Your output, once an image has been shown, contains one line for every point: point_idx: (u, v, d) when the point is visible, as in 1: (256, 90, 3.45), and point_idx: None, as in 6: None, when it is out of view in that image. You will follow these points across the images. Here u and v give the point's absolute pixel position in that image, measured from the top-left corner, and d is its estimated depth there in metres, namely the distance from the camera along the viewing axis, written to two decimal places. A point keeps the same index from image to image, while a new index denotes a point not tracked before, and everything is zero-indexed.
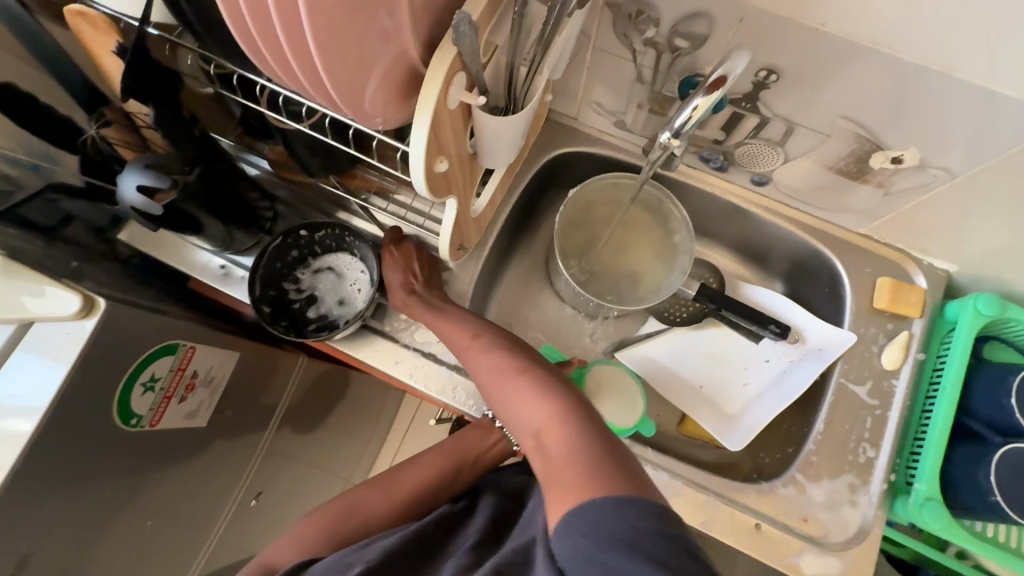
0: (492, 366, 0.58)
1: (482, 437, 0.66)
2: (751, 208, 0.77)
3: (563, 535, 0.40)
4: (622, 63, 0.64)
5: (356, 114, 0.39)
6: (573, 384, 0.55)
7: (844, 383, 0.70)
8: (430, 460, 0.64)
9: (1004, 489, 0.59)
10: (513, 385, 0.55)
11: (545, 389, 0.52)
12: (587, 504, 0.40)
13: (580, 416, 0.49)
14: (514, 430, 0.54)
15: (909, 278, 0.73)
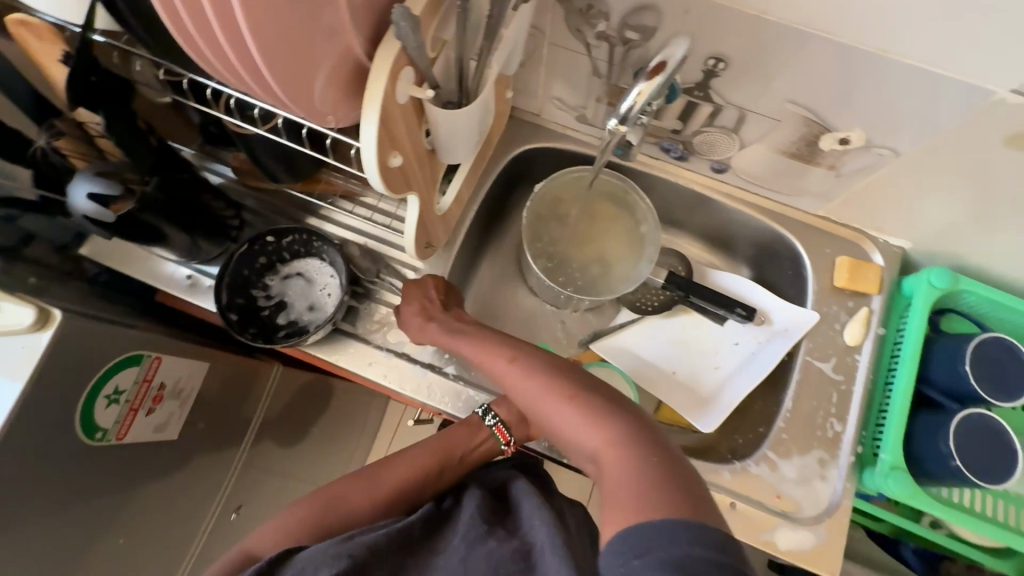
0: (536, 391, 0.56)
1: (471, 437, 0.66)
2: (714, 196, 0.79)
3: (613, 560, 0.39)
4: (577, 58, 0.65)
5: (302, 109, 0.39)
6: (628, 402, 0.53)
7: (809, 361, 0.72)
8: (415, 457, 0.63)
9: (963, 453, 0.61)
10: (563, 410, 0.53)
11: (601, 413, 0.51)
12: (640, 525, 0.39)
13: (639, 442, 0.48)
14: (575, 457, 0.53)
15: (866, 256, 0.75)
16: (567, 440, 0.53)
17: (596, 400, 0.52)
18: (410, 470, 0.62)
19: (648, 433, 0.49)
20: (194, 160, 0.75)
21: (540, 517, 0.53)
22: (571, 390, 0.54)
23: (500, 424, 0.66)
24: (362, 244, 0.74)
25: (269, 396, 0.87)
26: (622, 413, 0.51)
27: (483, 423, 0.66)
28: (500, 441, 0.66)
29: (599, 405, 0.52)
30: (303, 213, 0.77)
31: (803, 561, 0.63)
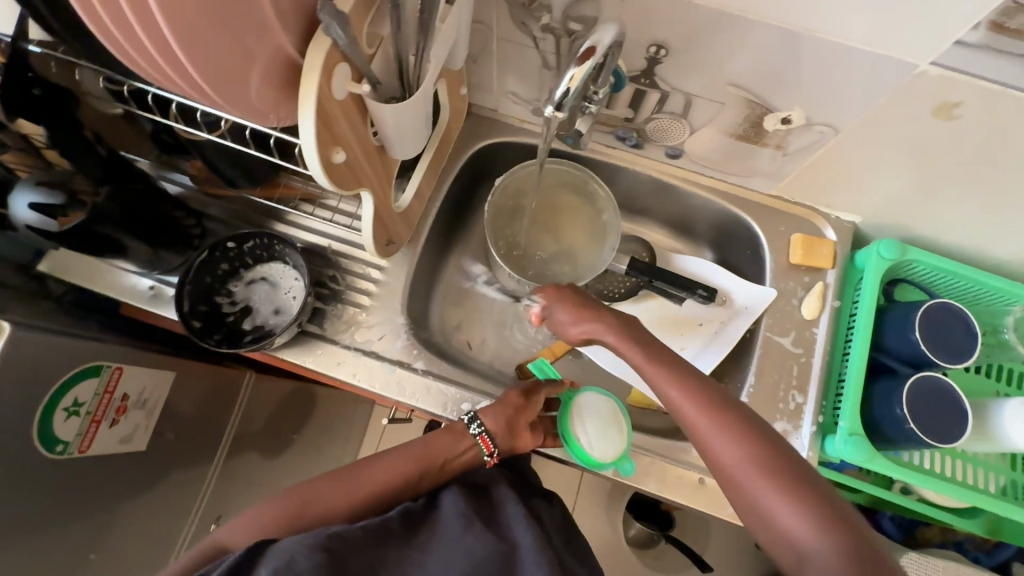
0: (740, 458, 0.51)
1: (457, 444, 0.64)
2: (672, 181, 0.81)
3: None
4: (526, 52, 0.66)
5: (232, 105, 0.39)
6: (818, 479, 0.50)
7: (770, 337, 0.74)
8: (398, 459, 0.61)
9: (915, 416, 0.64)
10: (767, 490, 0.49)
11: (802, 491, 0.49)
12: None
13: (848, 540, 0.46)
14: (754, 526, 0.51)
15: (820, 233, 0.78)
16: (747, 508, 0.51)
17: (796, 466, 0.51)
18: (392, 472, 0.60)
19: (840, 511, 0.48)
20: (150, 169, 0.75)
21: (523, 529, 0.56)
22: (781, 461, 0.51)
23: (485, 433, 0.64)
24: (325, 246, 0.74)
25: (244, 405, 0.87)
26: (820, 484, 0.50)
27: (469, 430, 0.64)
28: (484, 452, 0.64)
29: (793, 477, 0.50)
30: (265, 218, 0.76)
31: None
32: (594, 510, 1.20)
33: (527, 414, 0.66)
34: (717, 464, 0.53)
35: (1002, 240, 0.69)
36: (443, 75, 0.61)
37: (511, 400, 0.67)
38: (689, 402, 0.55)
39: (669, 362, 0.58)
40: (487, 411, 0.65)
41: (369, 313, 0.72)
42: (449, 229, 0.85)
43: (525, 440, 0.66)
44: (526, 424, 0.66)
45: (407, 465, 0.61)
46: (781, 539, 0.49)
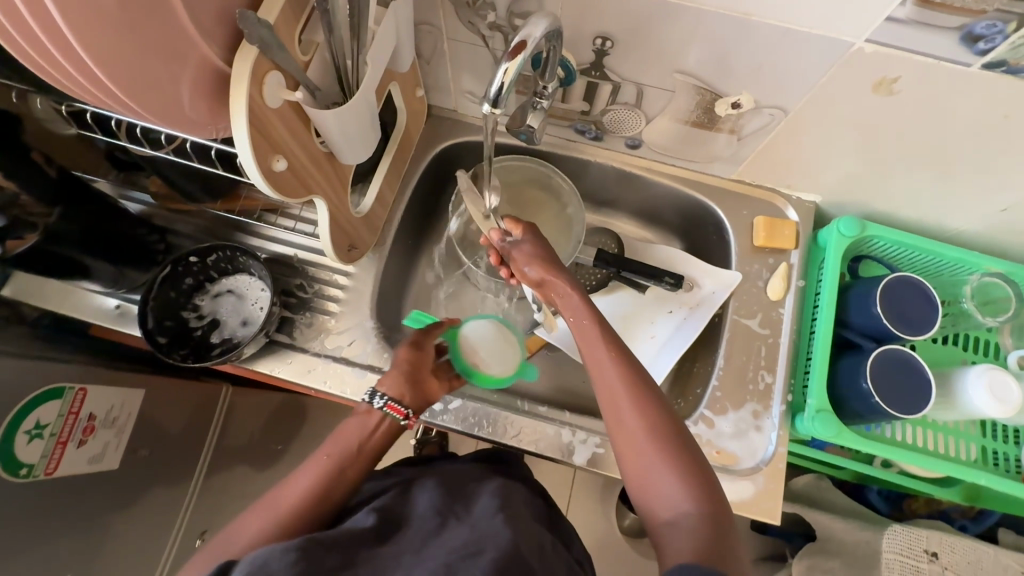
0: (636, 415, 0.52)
1: (364, 426, 0.58)
2: (635, 171, 0.81)
3: None
4: (477, 50, 0.67)
5: (161, 117, 0.40)
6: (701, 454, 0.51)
7: (737, 320, 0.75)
8: (315, 459, 0.55)
9: (879, 389, 0.65)
10: (654, 448, 0.50)
11: (689, 466, 0.49)
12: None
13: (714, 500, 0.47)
14: (632, 481, 0.51)
15: (783, 215, 0.79)
16: (631, 468, 0.51)
17: (689, 443, 0.51)
18: (315, 470, 0.54)
19: (715, 494, 0.48)
20: (111, 190, 0.75)
21: (495, 519, 0.53)
22: (676, 436, 0.51)
23: (391, 400, 0.60)
24: (291, 256, 0.74)
25: (223, 419, 0.87)
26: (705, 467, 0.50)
27: (371, 408, 0.59)
28: (399, 418, 0.59)
29: (682, 453, 0.50)
30: (231, 231, 0.76)
31: (744, 509, 0.66)
32: (588, 504, 1.20)
33: (428, 363, 0.65)
34: (616, 425, 0.53)
35: (957, 210, 0.70)
36: (393, 78, 0.62)
37: (407, 358, 0.64)
38: (613, 366, 0.55)
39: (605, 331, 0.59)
40: (387, 381, 0.61)
41: (338, 320, 0.72)
42: (418, 232, 0.86)
43: (434, 389, 0.64)
44: (431, 371, 0.65)
45: (324, 458, 0.56)
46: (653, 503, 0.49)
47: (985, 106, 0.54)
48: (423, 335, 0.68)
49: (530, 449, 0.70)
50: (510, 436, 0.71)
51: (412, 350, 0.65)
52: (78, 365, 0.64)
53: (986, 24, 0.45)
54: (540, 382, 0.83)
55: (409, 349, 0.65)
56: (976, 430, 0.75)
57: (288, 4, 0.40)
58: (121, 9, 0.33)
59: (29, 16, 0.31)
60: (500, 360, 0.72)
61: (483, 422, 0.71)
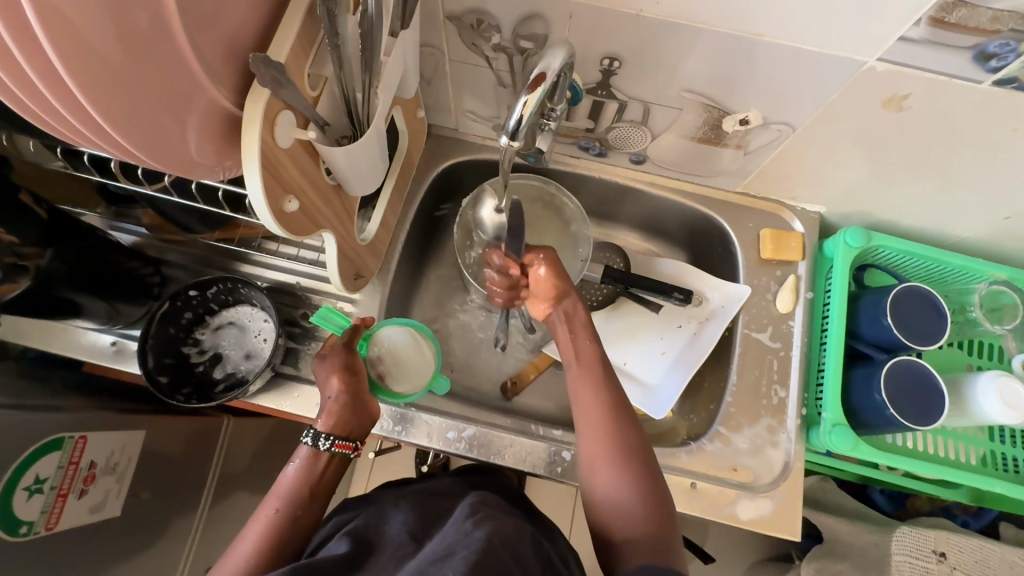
0: (593, 406, 0.55)
1: (311, 472, 0.55)
2: (638, 186, 0.81)
3: None
4: (480, 71, 0.65)
5: (159, 162, 0.37)
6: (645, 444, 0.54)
7: (748, 334, 0.75)
8: (261, 514, 0.52)
9: (895, 402, 0.65)
10: (605, 442, 0.53)
11: (651, 491, 0.51)
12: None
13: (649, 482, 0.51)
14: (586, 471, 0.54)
15: (788, 226, 0.79)
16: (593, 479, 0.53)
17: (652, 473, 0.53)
18: (260, 526, 0.51)
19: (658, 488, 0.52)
20: (100, 222, 0.72)
21: (464, 525, 0.51)
22: (644, 466, 0.52)
23: (338, 438, 0.57)
24: (293, 284, 0.72)
25: (224, 450, 0.84)
26: (664, 491, 0.52)
27: (318, 450, 0.56)
28: (350, 453, 0.58)
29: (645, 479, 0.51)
30: (230, 260, 0.74)
31: (764, 527, 0.66)
32: None
33: (364, 380, 0.61)
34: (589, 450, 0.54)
35: (961, 219, 0.71)
36: (397, 103, 0.60)
37: (341, 388, 0.59)
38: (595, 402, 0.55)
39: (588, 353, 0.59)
40: (328, 419, 0.57)
41: None
42: (420, 254, 0.84)
43: (373, 408, 0.61)
44: (367, 392, 0.61)
45: (272, 511, 0.52)
46: (609, 515, 0.51)
47: (992, 120, 0.54)
48: (346, 353, 0.62)
49: (534, 472, 0.69)
50: (519, 461, 0.69)
51: (342, 372, 0.60)
52: (73, 412, 0.61)
53: (999, 43, 0.45)
54: (548, 402, 0.82)
55: (339, 378, 0.59)
56: (984, 434, 0.76)
57: (299, 39, 0.38)
58: (129, 58, 0.31)
59: (31, 69, 0.29)
60: (413, 373, 0.70)
61: (492, 448, 0.69)
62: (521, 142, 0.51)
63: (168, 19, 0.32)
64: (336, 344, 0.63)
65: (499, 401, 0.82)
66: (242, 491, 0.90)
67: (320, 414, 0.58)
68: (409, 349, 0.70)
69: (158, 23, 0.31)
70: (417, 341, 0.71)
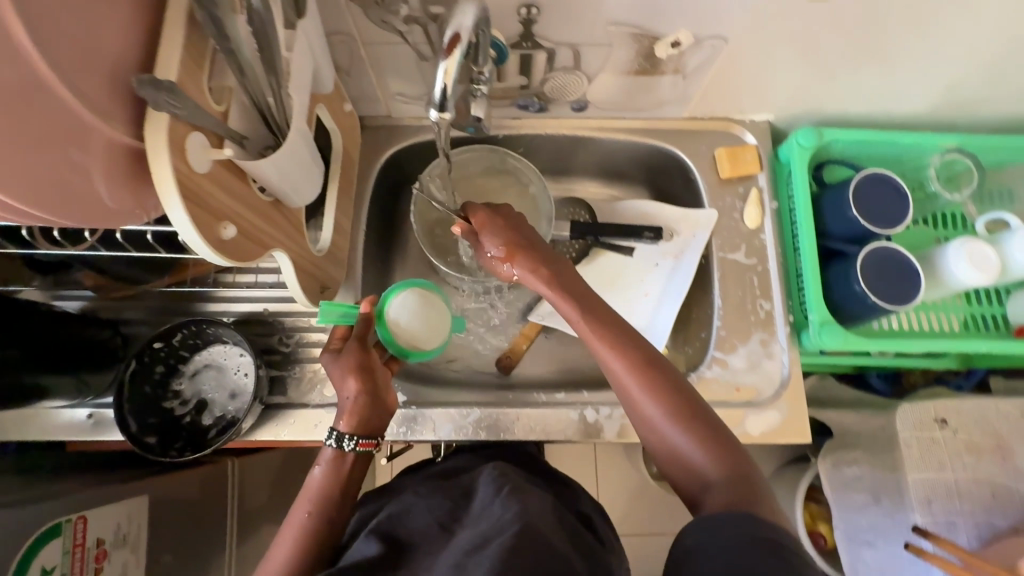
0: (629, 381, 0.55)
1: (336, 475, 0.54)
2: (586, 133, 0.79)
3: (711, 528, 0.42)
4: (398, 48, 0.62)
5: (71, 217, 0.35)
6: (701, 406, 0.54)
7: (724, 256, 0.75)
8: (294, 518, 0.52)
9: (874, 288, 0.66)
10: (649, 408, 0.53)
11: (716, 447, 0.51)
12: (729, 530, 0.42)
13: (710, 439, 0.51)
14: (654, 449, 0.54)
15: (741, 141, 0.78)
16: (668, 459, 0.53)
17: (722, 434, 0.52)
18: (295, 532, 0.51)
19: (729, 446, 0.51)
20: (42, 296, 0.68)
21: (496, 509, 0.51)
22: (712, 434, 0.52)
23: (360, 437, 0.55)
24: (262, 312, 0.70)
25: (236, 491, 0.82)
26: (732, 443, 0.52)
27: (343, 451, 0.54)
28: (373, 449, 0.56)
29: (713, 439, 0.51)
30: (189, 302, 0.70)
31: (777, 437, 0.68)
32: (617, 468, 1.18)
33: (382, 375, 0.58)
34: (645, 428, 0.54)
35: (905, 94, 0.71)
36: (319, 101, 0.57)
37: (360, 388, 0.56)
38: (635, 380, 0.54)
39: (609, 327, 0.57)
40: (349, 420, 0.55)
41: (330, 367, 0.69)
42: (382, 252, 0.81)
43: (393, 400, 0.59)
44: (385, 386, 0.58)
45: (303, 515, 0.52)
46: (691, 479, 0.50)
47: None
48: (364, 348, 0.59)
49: (548, 436, 0.69)
50: (531, 432, 0.69)
51: (361, 370, 0.56)
52: (67, 494, 0.59)
53: None
54: (546, 367, 0.82)
55: (355, 378, 0.56)
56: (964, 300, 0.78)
57: (187, 53, 0.35)
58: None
59: None
60: (433, 332, 0.67)
61: (502, 426, 0.69)
62: (452, 112, 0.49)
63: (21, 47, 0.27)
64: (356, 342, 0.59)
65: (497, 377, 0.81)
66: (266, 528, 0.89)
67: (341, 414, 0.56)
68: (426, 311, 0.66)
69: (7, 52, 0.27)
70: (434, 304, 0.67)
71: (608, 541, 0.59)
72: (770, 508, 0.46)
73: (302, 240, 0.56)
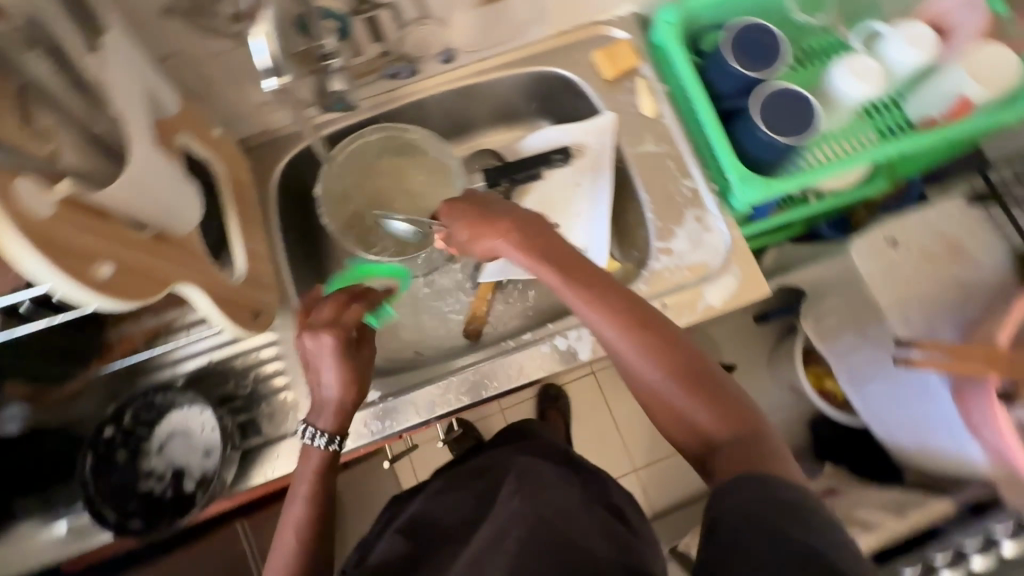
0: (630, 351, 0.55)
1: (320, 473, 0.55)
2: (467, 83, 0.78)
3: (725, 496, 0.43)
4: (240, 51, 0.60)
5: None
6: (707, 365, 0.54)
7: (636, 151, 0.75)
8: (286, 517, 0.54)
9: (773, 127, 0.68)
10: (651, 373, 0.54)
11: (725, 411, 0.51)
12: (747, 498, 0.42)
13: (716, 400, 0.52)
14: (660, 416, 0.55)
15: (612, 38, 0.78)
16: (672, 421, 0.54)
17: (729, 393, 0.53)
18: (291, 539, 0.53)
19: (734, 405, 0.52)
20: None
21: (512, 503, 0.51)
22: (720, 396, 0.52)
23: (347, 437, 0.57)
24: (209, 363, 0.67)
25: (254, 551, 0.79)
26: (740, 402, 0.52)
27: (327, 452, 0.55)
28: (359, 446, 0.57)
29: (720, 403, 0.52)
30: (134, 379, 0.67)
31: (738, 300, 0.69)
32: (623, 398, 1.19)
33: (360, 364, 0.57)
34: (647, 396, 0.55)
35: None
36: (176, 128, 0.54)
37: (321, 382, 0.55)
38: (636, 347, 0.54)
39: (597, 287, 0.57)
40: (329, 419, 0.56)
41: (297, 397, 0.66)
42: (310, 269, 0.79)
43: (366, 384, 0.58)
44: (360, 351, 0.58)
45: (296, 518, 0.53)
46: (700, 438, 0.52)
47: None
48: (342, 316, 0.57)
49: (530, 378, 0.69)
50: (512, 381, 0.69)
51: (343, 338, 0.55)
52: None
53: None
54: (511, 321, 0.82)
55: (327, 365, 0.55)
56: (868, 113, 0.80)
57: None
58: None
59: None
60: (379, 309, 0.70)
61: (483, 385, 0.68)
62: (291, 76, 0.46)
63: None
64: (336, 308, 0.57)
65: (468, 347, 0.80)
66: None
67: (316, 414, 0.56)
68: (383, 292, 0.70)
69: None
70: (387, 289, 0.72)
71: (643, 531, 0.56)
72: (782, 466, 0.46)
73: (207, 267, 0.54)
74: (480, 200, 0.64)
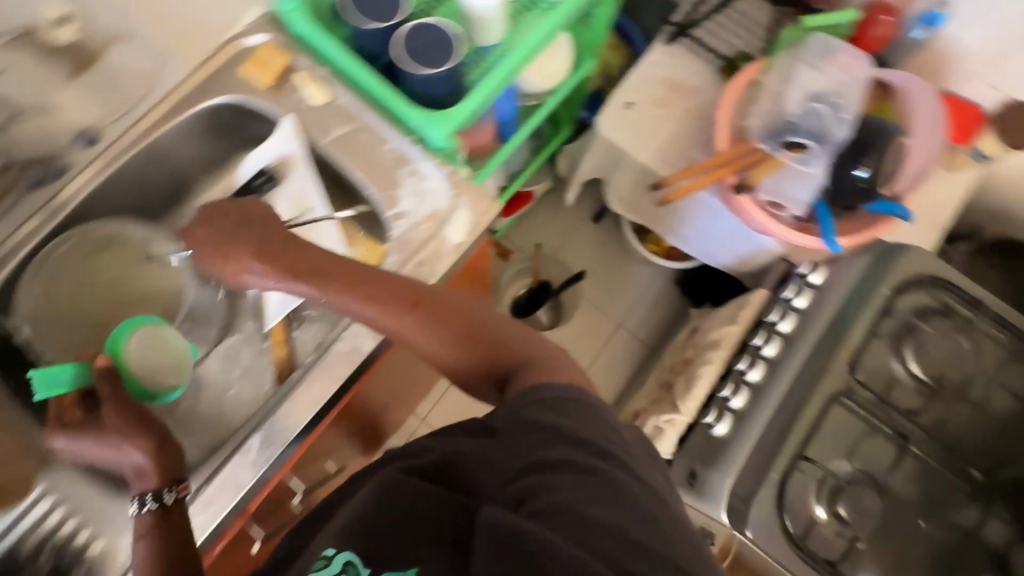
0: (418, 325, 0.59)
1: (168, 531, 0.55)
2: (132, 153, 0.73)
3: (534, 418, 0.50)
4: None
5: None
6: (496, 317, 0.61)
7: (328, 138, 0.74)
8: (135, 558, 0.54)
9: (426, 66, 0.70)
10: (444, 338, 0.59)
11: (511, 350, 0.59)
12: (555, 427, 0.49)
13: (506, 341, 0.59)
14: (461, 372, 0.60)
15: (253, 46, 0.76)
16: (476, 371, 0.59)
17: (516, 335, 0.60)
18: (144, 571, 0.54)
19: (518, 343, 0.59)
20: None
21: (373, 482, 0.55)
22: (507, 339, 0.59)
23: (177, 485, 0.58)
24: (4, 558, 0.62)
25: None
26: (524, 338, 0.60)
27: (168, 506, 0.56)
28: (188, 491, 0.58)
29: (509, 347, 0.59)
30: None
31: (479, 224, 0.72)
32: None
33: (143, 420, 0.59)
34: (446, 361, 0.60)
35: None
36: None
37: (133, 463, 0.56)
38: (420, 318, 0.59)
39: (370, 278, 0.61)
40: (159, 476, 0.57)
41: (105, 545, 0.62)
42: None
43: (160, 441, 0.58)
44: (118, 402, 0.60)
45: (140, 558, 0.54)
46: (501, 379, 0.58)
47: None
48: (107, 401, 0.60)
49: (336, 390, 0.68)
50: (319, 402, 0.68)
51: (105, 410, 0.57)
52: None
53: None
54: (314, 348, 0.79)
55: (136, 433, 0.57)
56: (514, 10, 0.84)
57: None
58: None
59: None
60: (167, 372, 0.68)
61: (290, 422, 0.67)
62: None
63: None
64: (82, 404, 0.60)
65: None
66: None
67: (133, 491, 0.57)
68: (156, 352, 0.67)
69: None
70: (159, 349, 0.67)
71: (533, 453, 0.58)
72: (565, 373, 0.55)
73: None
74: (242, 216, 0.64)
